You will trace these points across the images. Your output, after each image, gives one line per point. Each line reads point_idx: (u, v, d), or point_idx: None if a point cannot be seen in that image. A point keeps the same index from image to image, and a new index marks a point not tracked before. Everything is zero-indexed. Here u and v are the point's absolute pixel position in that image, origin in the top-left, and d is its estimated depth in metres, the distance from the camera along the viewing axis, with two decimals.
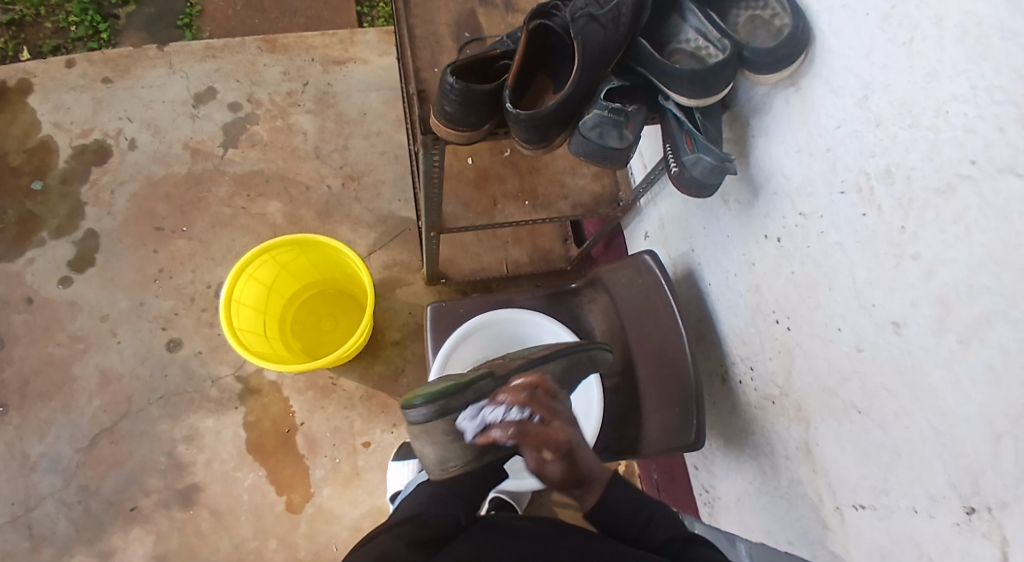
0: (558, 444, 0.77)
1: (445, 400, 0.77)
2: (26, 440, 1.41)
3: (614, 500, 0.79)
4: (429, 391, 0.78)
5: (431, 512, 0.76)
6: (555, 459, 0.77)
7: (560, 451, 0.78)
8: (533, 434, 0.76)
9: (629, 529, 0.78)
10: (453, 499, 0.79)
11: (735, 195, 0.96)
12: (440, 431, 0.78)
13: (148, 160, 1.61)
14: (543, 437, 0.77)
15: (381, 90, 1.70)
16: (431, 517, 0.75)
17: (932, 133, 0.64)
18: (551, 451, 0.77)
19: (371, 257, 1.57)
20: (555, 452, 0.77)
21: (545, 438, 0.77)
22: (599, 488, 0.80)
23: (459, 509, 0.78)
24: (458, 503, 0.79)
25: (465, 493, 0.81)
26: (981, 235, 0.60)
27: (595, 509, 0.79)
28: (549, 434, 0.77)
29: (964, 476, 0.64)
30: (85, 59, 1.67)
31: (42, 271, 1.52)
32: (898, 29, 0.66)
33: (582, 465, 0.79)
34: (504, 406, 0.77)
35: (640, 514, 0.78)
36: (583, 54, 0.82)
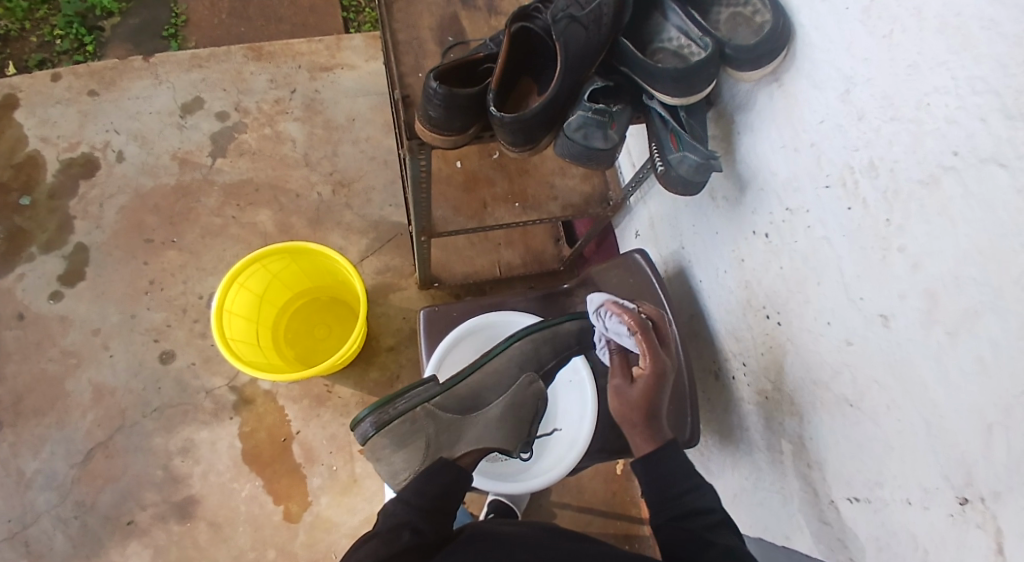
0: (660, 360, 0.86)
1: (386, 415, 0.87)
2: (21, 457, 1.41)
3: (673, 459, 0.79)
4: (370, 410, 0.89)
5: (389, 532, 0.73)
6: (644, 375, 0.85)
7: (654, 369, 0.85)
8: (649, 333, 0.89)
9: (674, 487, 0.77)
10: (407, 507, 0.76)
11: (722, 192, 0.96)
12: (381, 443, 0.87)
13: (137, 172, 1.61)
14: (652, 345, 0.87)
15: (369, 96, 1.69)
16: (389, 537, 0.72)
17: (914, 125, 0.64)
18: (649, 364, 0.86)
19: (363, 263, 1.57)
20: (651, 364, 0.86)
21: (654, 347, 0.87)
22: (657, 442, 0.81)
23: (416, 517, 0.75)
24: (414, 512, 0.75)
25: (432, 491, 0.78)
26: (966, 226, 0.60)
27: (648, 457, 0.80)
28: (656, 347, 0.88)
29: (957, 467, 0.64)
30: (70, 73, 1.66)
31: (32, 287, 1.51)
32: (878, 23, 0.66)
33: (657, 402, 0.84)
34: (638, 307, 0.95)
35: (688, 480, 0.77)
36: (565, 55, 0.81)
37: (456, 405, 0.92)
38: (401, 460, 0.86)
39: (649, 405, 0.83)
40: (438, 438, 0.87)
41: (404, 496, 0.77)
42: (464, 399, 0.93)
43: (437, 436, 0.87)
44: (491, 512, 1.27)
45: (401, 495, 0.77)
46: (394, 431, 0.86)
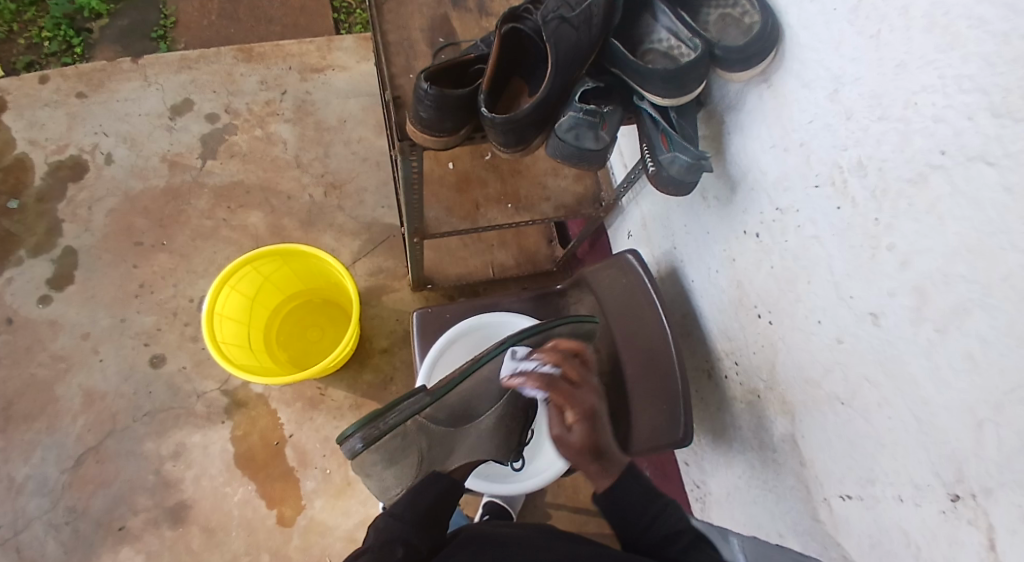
0: (582, 406, 0.85)
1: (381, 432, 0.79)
2: (11, 463, 1.39)
3: (629, 489, 0.81)
4: (360, 423, 0.81)
5: (384, 545, 0.70)
6: (576, 423, 0.85)
7: (581, 415, 0.85)
8: (559, 390, 0.85)
9: (638, 520, 0.79)
10: (396, 523, 0.73)
11: (713, 192, 0.96)
12: (373, 460, 0.79)
13: (126, 175, 1.59)
14: (570, 397, 0.85)
15: (360, 97, 1.69)
16: (384, 550, 0.69)
17: (902, 124, 0.64)
18: (574, 413, 0.85)
19: (356, 265, 1.56)
20: (577, 412, 0.85)
21: (572, 398, 0.85)
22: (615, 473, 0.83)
23: (408, 531, 0.73)
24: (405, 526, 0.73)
25: (418, 509, 0.76)
26: (955, 224, 0.60)
27: (607, 492, 0.81)
28: (573, 396, 0.85)
29: (948, 463, 0.64)
30: (58, 75, 1.64)
31: (21, 291, 1.50)
32: (866, 22, 0.66)
33: (601, 437, 0.86)
34: (537, 361, 0.88)
35: (652, 506, 0.80)
36: (556, 56, 0.81)
37: (448, 418, 0.87)
38: (391, 477, 0.82)
39: (591, 447, 0.85)
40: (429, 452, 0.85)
41: (392, 512, 0.75)
42: (457, 409, 0.88)
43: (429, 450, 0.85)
44: (486, 514, 1.27)
45: (390, 511, 0.75)
46: (386, 448, 0.79)
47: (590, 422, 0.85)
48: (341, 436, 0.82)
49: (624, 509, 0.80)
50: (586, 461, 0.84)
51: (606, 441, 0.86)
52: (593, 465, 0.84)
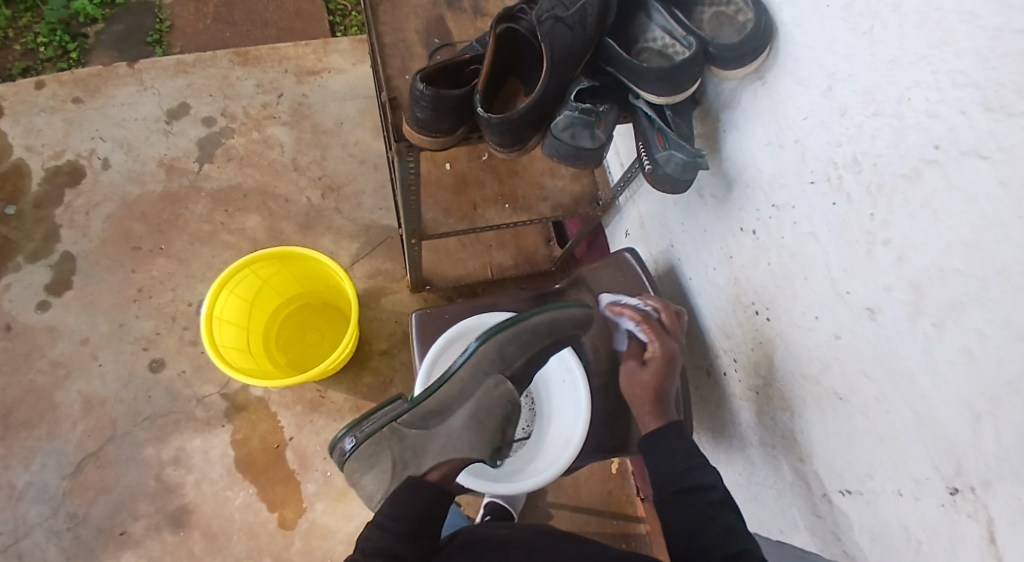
0: (665, 348, 0.94)
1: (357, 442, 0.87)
2: (12, 470, 1.39)
3: (674, 442, 0.85)
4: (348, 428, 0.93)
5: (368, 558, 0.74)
6: (654, 357, 0.94)
7: (662, 355, 0.94)
8: (653, 328, 0.96)
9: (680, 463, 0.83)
10: (384, 534, 0.75)
11: (710, 189, 0.96)
12: (355, 467, 0.88)
13: (123, 180, 1.59)
14: (658, 337, 0.95)
15: (357, 99, 1.69)
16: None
17: (896, 120, 0.64)
18: (656, 352, 0.94)
19: (354, 268, 1.56)
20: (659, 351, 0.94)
21: (659, 338, 0.95)
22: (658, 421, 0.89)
23: (396, 542, 0.75)
24: (393, 539, 0.75)
25: (409, 516, 0.77)
26: (950, 219, 0.60)
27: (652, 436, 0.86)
28: (661, 338, 0.95)
29: (947, 457, 0.64)
30: (55, 81, 1.64)
31: (20, 297, 1.50)
32: (858, 18, 0.66)
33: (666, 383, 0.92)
34: (644, 302, 1.01)
35: (695, 458, 0.83)
36: (551, 56, 0.81)
37: (421, 420, 0.88)
38: (372, 481, 0.87)
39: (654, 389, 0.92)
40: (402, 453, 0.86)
41: (384, 518, 0.77)
42: (432, 413, 0.90)
43: (402, 453, 0.85)
44: (487, 515, 1.27)
45: (379, 519, 0.77)
46: (363, 454, 0.86)
47: (666, 365, 0.93)
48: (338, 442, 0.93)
49: (667, 453, 0.84)
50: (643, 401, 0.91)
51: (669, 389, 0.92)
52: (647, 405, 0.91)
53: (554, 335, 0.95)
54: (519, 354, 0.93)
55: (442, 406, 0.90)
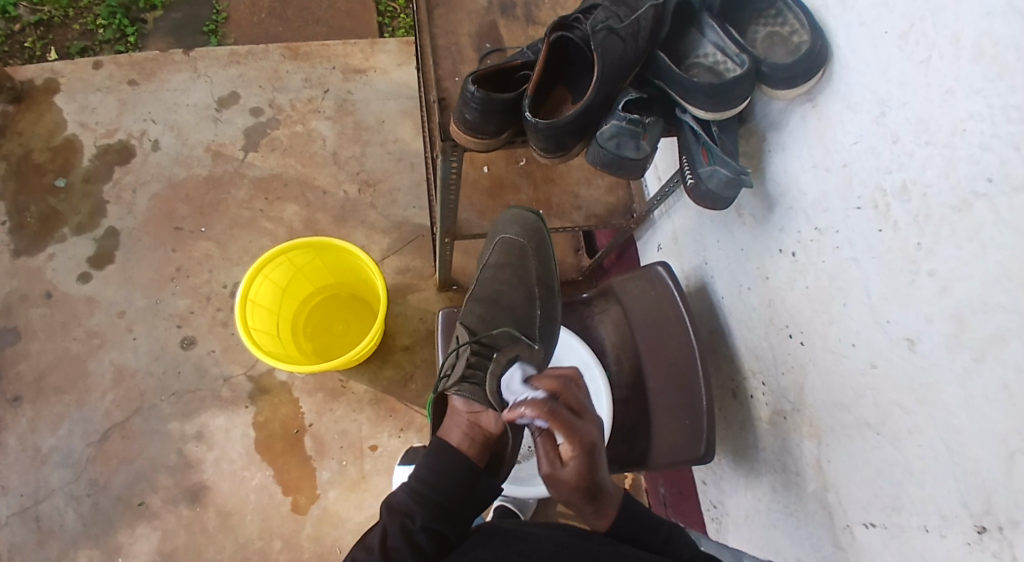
0: (582, 439, 0.75)
1: None
2: (39, 434, 1.43)
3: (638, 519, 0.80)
4: None
5: (394, 516, 0.79)
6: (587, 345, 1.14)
7: (581, 449, 0.75)
8: (559, 416, 0.74)
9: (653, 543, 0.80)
10: (424, 500, 0.79)
11: (750, 208, 0.97)
12: None
13: (170, 162, 1.64)
14: (568, 426, 0.75)
15: (399, 99, 1.72)
16: (392, 522, 0.78)
17: (948, 150, 0.65)
18: (571, 448, 0.75)
19: (384, 262, 1.59)
20: (575, 444, 0.74)
21: (571, 429, 0.74)
22: (612, 513, 0.79)
23: (432, 515, 0.78)
24: (421, 505, 0.79)
25: (451, 498, 0.80)
26: (996, 252, 0.61)
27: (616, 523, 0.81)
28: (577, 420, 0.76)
29: (977, 494, 0.64)
30: (112, 62, 1.70)
31: (62, 267, 1.55)
32: (915, 47, 0.68)
33: (599, 475, 0.76)
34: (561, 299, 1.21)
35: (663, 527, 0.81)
36: (601, 65, 0.83)
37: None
38: None
39: (586, 486, 0.75)
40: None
41: (416, 482, 0.81)
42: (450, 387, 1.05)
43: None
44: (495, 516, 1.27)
45: (410, 482, 0.82)
46: None
47: (588, 461, 0.75)
48: None
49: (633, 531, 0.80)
50: (581, 502, 0.76)
51: (603, 476, 0.76)
52: (587, 505, 0.76)
53: (488, 267, 1.12)
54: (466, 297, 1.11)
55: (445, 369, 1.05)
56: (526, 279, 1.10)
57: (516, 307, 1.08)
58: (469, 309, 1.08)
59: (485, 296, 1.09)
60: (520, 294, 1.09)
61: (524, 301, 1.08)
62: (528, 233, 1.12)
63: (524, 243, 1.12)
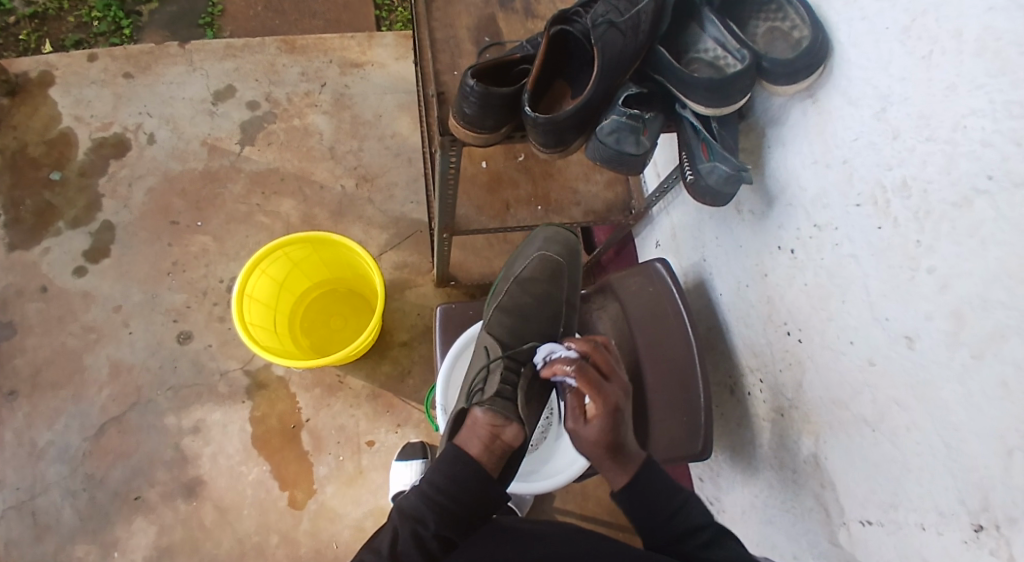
0: (606, 398, 0.82)
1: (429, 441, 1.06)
2: (35, 429, 1.43)
3: (650, 485, 0.78)
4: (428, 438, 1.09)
5: (404, 520, 0.76)
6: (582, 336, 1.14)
7: (604, 409, 0.81)
8: (588, 375, 0.83)
9: (659, 513, 0.77)
10: (435, 508, 0.76)
11: (749, 205, 0.97)
12: None
13: (166, 156, 1.63)
14: (596, 386, 0.82)
15: (397, 94, 1.71)
16: (402, 526, 0.76)
17: (949, 146, 0.64)
18: (597, 407, 0.82)
19: (382, 258, 1.58)
20: (599, 403, 0.82)
21: (599, 388, 0.82)
22: (631, 472, 0.79)
23: (443, 524, 0.75)
24: (433, 511, 0.76)
25: (465, 508, 0.77)
26: (997, 249, 0.61)
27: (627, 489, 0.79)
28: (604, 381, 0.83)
29: (975, 492, 0.64)
30: (108, 55, 1.69)
31: (58, 261, 1.54)
32: (917, 43, 0.67)
33: (621, 434, 0.81)
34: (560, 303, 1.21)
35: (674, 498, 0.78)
36: (602, 60, 0.83)
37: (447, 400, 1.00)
38: None
39: (609, 442, 0.80)
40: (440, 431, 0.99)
41: (430, 487, 0.77)
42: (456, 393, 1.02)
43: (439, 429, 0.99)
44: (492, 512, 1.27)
45: (422, 484, 0.78)
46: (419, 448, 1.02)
47: (611, 419, 0.81)
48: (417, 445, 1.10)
49: (647, 500, 0.78)
50: (603, 458, 0.81)
51: (627, 439, 0.81)
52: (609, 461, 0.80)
53: (519, 279, 1.10)
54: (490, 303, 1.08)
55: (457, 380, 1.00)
56: (555, 297, 1.09)
57: (542, 324, 1.06)
58: (497, 316, 1.04)
59: (513, 307, 1.06)
60: (548, 311, 1.07)
61: (550, 319, 1.07)
62: (566, 255, 1.13)
63: (561, 264, 1.12)
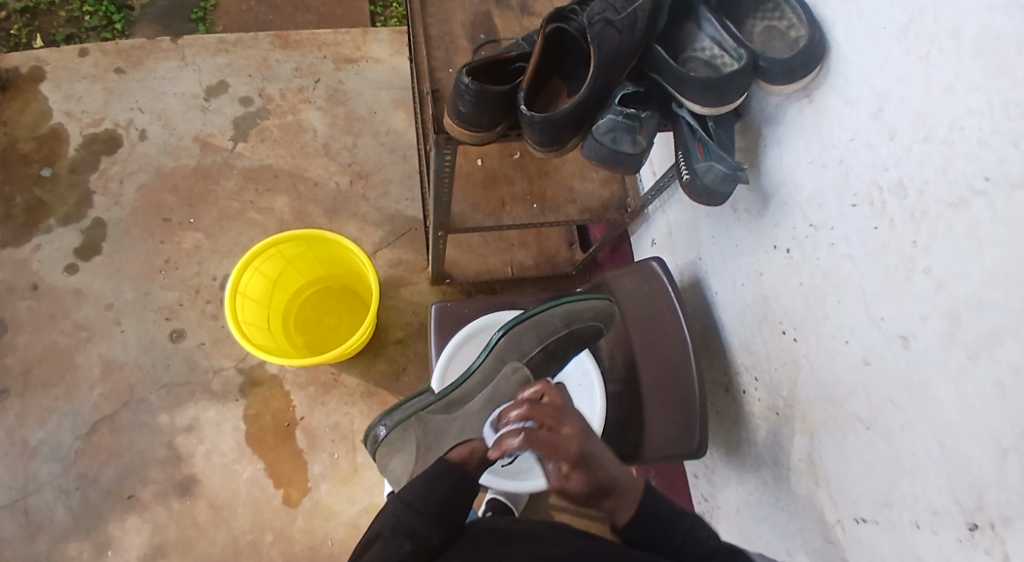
0: (568, 452, 0.77)
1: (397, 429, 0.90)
2: (27, 427, 1.42)
3: (654, 511, 0.77)
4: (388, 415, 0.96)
5: (394, 539, 0.73)
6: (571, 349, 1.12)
7: (572, 460, 0.77)
8: (540, 438, 0.77)
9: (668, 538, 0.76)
10: (425, 518, 0.74)
11: (745, 204, 0.97)
12: (386, 447, 0.90)
13: (158, 152, 1.62)
14: (553, 445, 0.77)
15: (391, 90, 1.70)
16: (392, 544, 0.73)
17: (946, 147, 0.64)
18: (566, 463, 0.77)
19: (376, 256, 1.57)
20: (563, 458, 0.77)
21: (554, 447, 0.77)
22: (631, 503, 0.77)
23: (432, 530, 0.74)
24: (422, 521, 0.74)
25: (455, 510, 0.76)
26: (994, 250, 0.61)
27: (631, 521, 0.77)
28: (557, 440, 0.77)
29: (969, 492, 0.64)
30: (98, 50, 1.67)
31: (49, 259, 1.53)
32: (915, 43, 0.67)
33: (603, 473, 0.77)
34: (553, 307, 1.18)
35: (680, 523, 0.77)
36: (598, 58, 0.82)
37: (444, 407, 0.92)
38: (397, 461, 0.89)
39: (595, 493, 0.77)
40: (427, 438, 0.89)
41: (415, 498, 0.75)
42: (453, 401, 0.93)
43: (426, 437, 0.89)
44: (488, 510, 1.26)
45: (405, 496, 0.75)
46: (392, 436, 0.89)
47: (582, 464, 0.77)
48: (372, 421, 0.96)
49: (649, 530, 0.77)
50: (598, 501, 0.78)
51: (609, 476, 0.77)
52: (606, 502, 0.77)
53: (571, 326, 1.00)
54: (531, 337, 0.98)
55: (465, 392, 0.94)
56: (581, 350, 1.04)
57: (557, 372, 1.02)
58: (531, 348, 0.98)
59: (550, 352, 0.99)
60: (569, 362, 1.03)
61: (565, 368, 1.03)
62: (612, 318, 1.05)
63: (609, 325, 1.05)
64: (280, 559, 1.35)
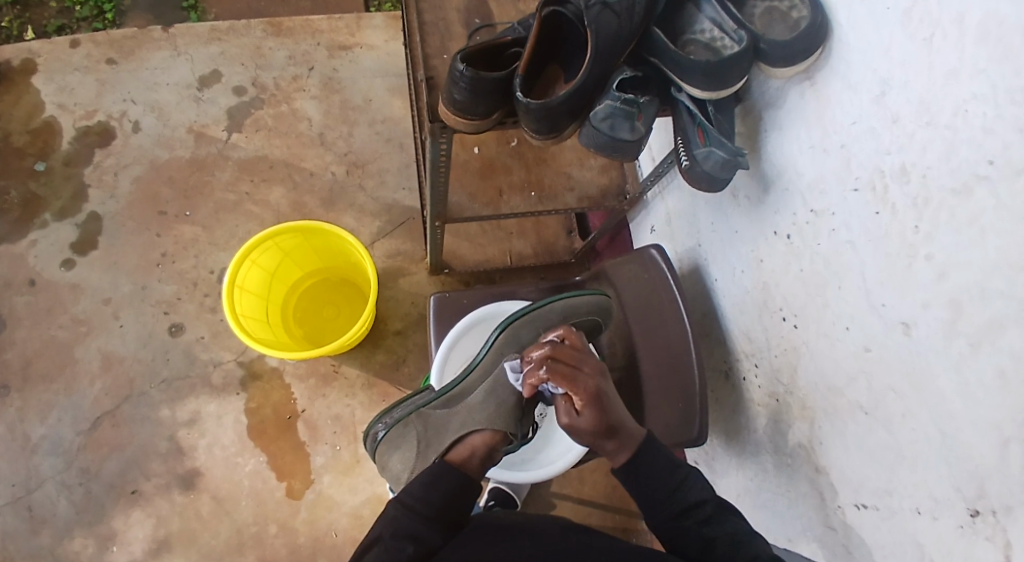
0: (586, 388, 0.81)
1: (397, 425, 0.90)
2: (27, 422, 1.42)
3: (652, 461, 0.78)
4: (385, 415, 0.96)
5: (395, 541, 0.71)
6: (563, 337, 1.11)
7: (588, 395, 0.81)
8: (561, 371, 0.82)
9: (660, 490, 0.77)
10: (421, 519, 0.73)
11: (745, 190, 0.95)
12: (387, 446, 0.90)
13: (152, 144, 1.60)
14: (572, 378, 0.81)
15: (386, 77, 1.68)
16: (393, 545, 0.70)
17: (949, 132, 0.63)
18: (580, 397, 0.81)
19: (374, 246, 1.56)
20: (580, 393, 0.81)
21: (572, 380, 0.81)
22: (632, 446, 0.79)
23: (429, 531, 0.72)
24: (420, 522, 0.72)
25: (453, 512, 0.75)
26: (997, 238, 0.59)
27: (626, 465, 0.79)
28: (576, 376, 0.82)
29: (970, 479, 0.64)
30: (89, 40, 1.65)
31: (45, 253, 1.52)
32: (918, 26, 0.65)
33: (613, 414, 0.80)
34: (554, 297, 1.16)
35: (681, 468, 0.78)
36: (595, 43, 0.80)
37: (444, 403, 0.92)
38: (397, 458, 0.88)
39: (604, 429, 0.80)
40: (428, 434, 0.88)
41: (412, 501, 0.74)
42: (451, 396, 0.93)
43: (427, 432, 0.88)
44: (491, 500, 1.26)
45: (404, 498, 0.74)
46: (391, 434, 0.90)
47: (598, 402, 0.80)
48: (369, 425, 0.96)
49: (648, 478, 0.78)
50: (603, 440, 0.80)
51: (619, 418, 0.80)
52: (611, 444, 0.80)
53: (566, 319, 1.00)
54: (529, 331, 0.99)
55: (464, 388, 0.94)
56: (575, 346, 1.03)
57: None
58: (530, 342, 0.98)
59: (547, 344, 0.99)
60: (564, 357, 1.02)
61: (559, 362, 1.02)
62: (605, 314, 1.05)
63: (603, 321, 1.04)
64: (283, 551, 1.36)
